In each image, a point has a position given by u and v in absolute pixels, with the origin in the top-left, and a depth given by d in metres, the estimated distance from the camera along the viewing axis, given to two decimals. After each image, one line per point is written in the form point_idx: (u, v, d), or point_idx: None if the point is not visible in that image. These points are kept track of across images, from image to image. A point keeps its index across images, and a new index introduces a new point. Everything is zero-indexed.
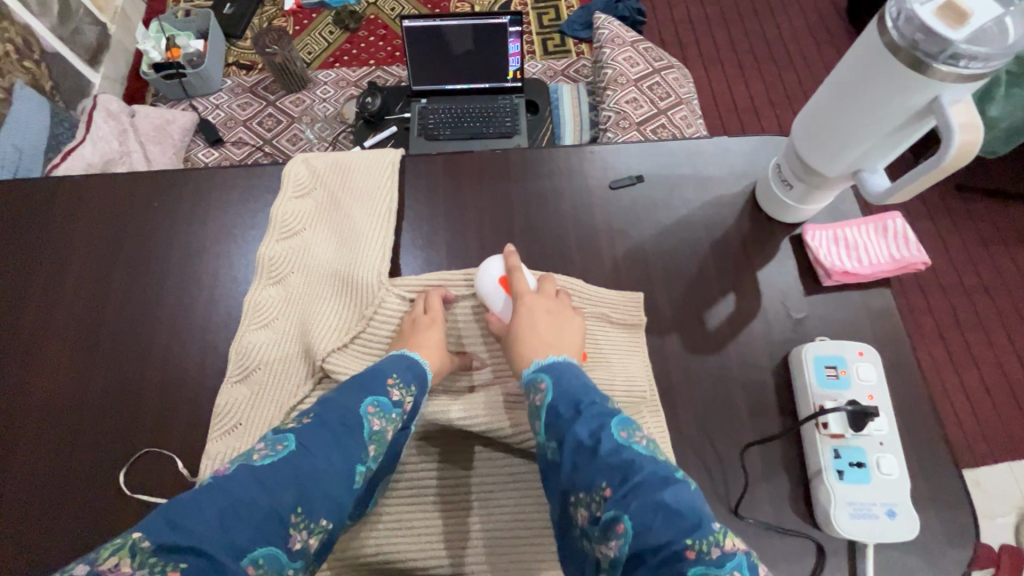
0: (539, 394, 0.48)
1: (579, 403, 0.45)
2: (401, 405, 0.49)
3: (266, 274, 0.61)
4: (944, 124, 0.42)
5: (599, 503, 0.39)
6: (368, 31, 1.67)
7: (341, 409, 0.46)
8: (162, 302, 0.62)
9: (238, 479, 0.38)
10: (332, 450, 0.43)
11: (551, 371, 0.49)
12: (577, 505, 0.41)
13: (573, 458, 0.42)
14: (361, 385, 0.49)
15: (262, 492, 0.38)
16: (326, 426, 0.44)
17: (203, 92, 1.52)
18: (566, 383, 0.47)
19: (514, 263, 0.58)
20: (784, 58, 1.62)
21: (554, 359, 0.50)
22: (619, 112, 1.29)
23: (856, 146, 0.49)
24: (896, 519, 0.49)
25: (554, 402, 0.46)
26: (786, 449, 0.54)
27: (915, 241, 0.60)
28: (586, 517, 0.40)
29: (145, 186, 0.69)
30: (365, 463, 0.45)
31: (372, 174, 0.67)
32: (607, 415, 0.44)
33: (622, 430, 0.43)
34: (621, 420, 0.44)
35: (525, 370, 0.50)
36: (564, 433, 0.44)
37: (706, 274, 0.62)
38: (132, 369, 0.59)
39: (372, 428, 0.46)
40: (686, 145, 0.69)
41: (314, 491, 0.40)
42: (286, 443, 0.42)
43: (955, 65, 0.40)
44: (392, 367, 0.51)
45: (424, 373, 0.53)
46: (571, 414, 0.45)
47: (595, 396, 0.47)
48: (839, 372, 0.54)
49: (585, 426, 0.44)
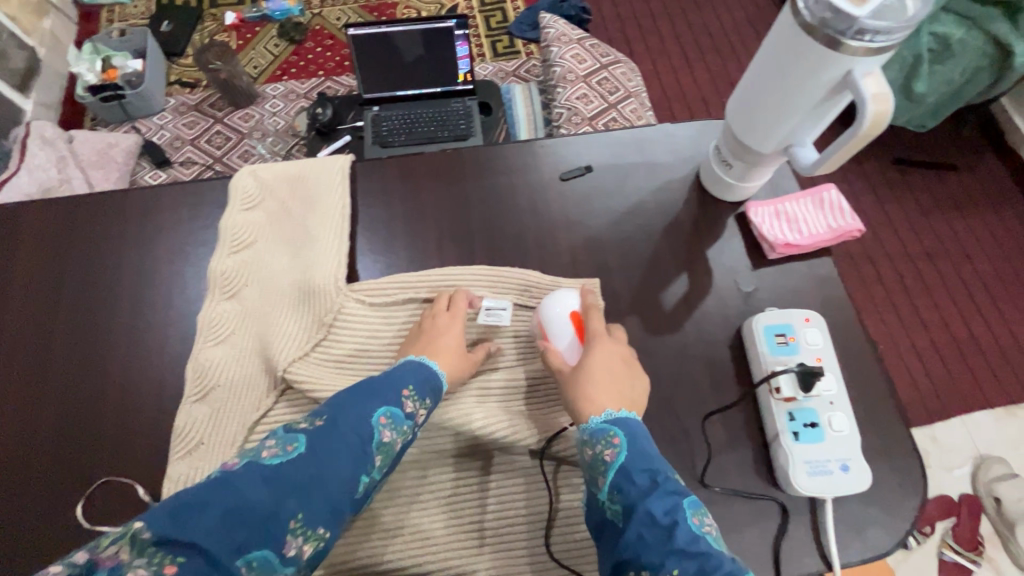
0: (610, 448, 0.47)
1: (656, 474, 0.45)
2: (414, 417, 0.49)
3: (220, 290, 0.60)
4: (858, 96, 0.45)
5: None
6: (314, 42, 1.65)
7: (354, 416, 0.45)
8: (112, 327, 0.60)
9: (244, 476, 0.38)
10: (339, 457, 0.42)
11: (623, 427, 0.48)
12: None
13: (640, 530, 0.42)
14: (377, 391, 0.48)
15: (267, 493, 0.38)
16: (337, 431, 0.44)
17: (145, 113, 1.47)
18: (639, 448, 0.47)
19: (591, 302, 0.57)
20: (725, 47, 1.69)
21: (625, 414, 0.49)
22: (571, 108, 1.32)
23: (785, 122, 0.51)
24: (850, 472, 0.52)
25: (627, 464, 0.45)
26: (746, 417, 0.56)
27: (850, 210, 0.63)
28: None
29: (84, 209, 0.66)
30: (371, 474, 0.44)
31: (323, 181, 0.66)
32: (681, 495, 0.44)
33: (693, 515, 0.43)
34: (692, 502, 0.44)
35: (595, 418, 0.49)
36: (635, 502, 0.43)
37: (659, 256, 0.64)
38: (84, 399, 0.57)
39: (381, 438, 0.46)
40: (632, 135, 0.71)
41: (318, 495, 0.40)
42: (295, 445, 0.42)
43: (863, 40, 0.43)
44: (409, 377, 0.51)
45: (438, 385, 0.53)
46: (646, 485, 0.44)
47: (669, 469, 0.46)
48: (788, 339, 0.57)
49: (661, 502, 0.43)
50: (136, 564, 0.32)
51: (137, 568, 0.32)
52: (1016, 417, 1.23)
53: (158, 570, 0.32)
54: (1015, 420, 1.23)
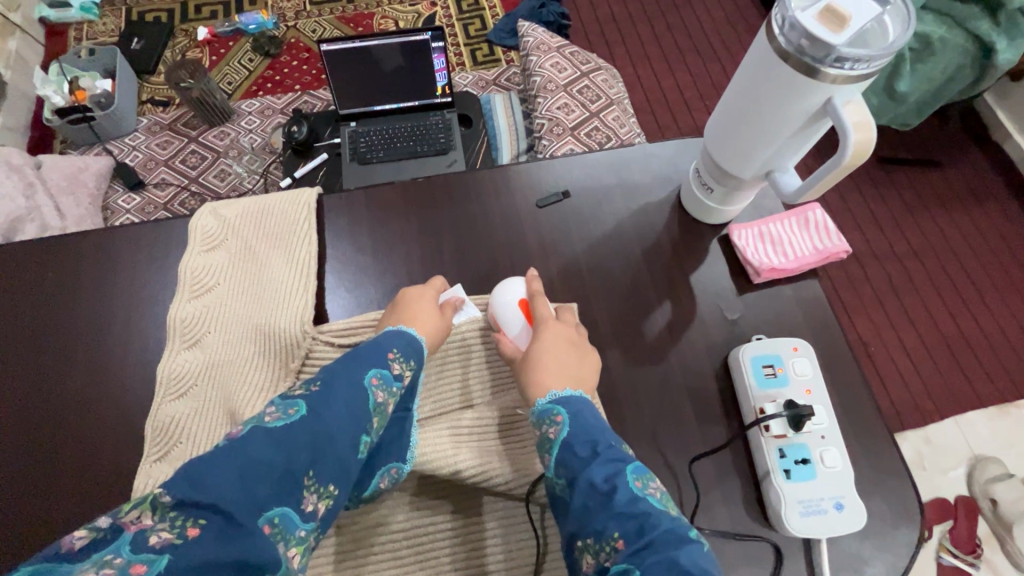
0: (553, 427, 0.46)
1: (597, 443, 0.44)
2: (401, 379, 0.48)
3: (181, 338, 0.57)
4: (839, 124, 0.42)
5: (610, 553, 0.37)
6: (290, 56, 1.62)
7: (348, 377, 0.43)
8: (67, 377, 0.57)
9: (255, 438, 0.35)
10: (344, 414, 0.40)
11: (568, 405, 0.47)
12: (584, 549, 0.39)
13: (583, 500, 0.41)
14: (364, 356, 0.47)
15: (280, 452, 0.35)
16: (334, 391, 0.41)
17: (116, 134, 1.43)
18: (584, 421, 0.46)
19: (536, 288, 0.57)
20: (708, 49, 1.67)
21: (571, 393, 0.48)
22: (552, 118, 1.29)
23: (766, 147, 0.49)
24: (845, 511, 0.50)
25: (570, 439, 0.44)
26: (735, 453, 0.54)
27: (834, 230, 0.61)
28: (593, 564, 0.38)
29: (36, 252, 0.63)
30: (370, 433, 0.42)
31: (287, 218, 0.63)
32: (624, 462, 0.43)
33: (636, 479, 0.41)
34: (636, 468, 0.42)
35: (540, 400, 0.48)
36: (577, 473, 0.42)
37: (640, 283, 0.61)
38: (37, 457, 0.54)
39: (376, 399, 0.44)
40: (609, 155, 0.69)
41: (327, 452, 0.37)
42: (297, 408, 0.39)
43: (841, 68, 0.40)
44: (392, 341, 0.50)
45: (420, 348, 0.52)
46: (587, 454, 0.43)
47: (613, 437, 0.45)
48: (776, 370, 0.54)
49: (601, 470, 0.42)
50: (159, 529, 0.29)
51: (159, 532, 0.29)
52: (1008, 416, 1.22)
53: (181, 533, 0.29)
54: (1008, 419, 1.22)
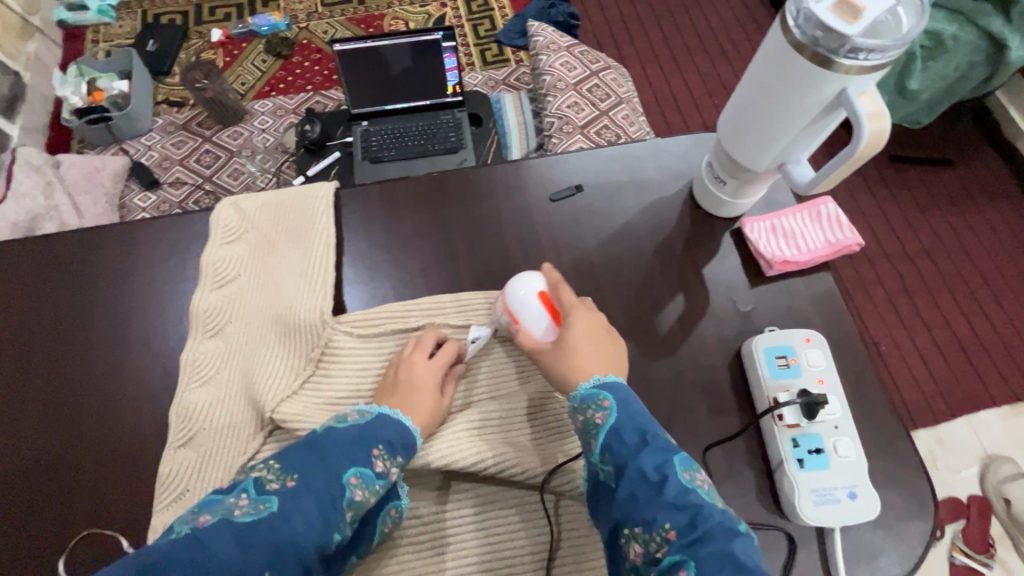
0: (599, 412, 0.47)
1: (645, 433, 0.45)
2: (386, 477, 0.47)
3: (202, 328, 0.58)
4: (853, 114, 0.43)
5: (661, 543, 0.40)
6: (302, 57, 1.64)
7: (326, 474, 0.43)
8: (91, 368, 0.59)
9: (214, 535, 0.37)
10: (313, 512, 0.41)
11: (614, 392, 0.48)
12: (631, 538, 0.41)
13: (631, 489, 0.42)
14: (350, 445, 0.46)
15: (239, 548, 0.37)
16: (307, 490, 0.42)
17: (132, 134, 1.46)
18: (630, 410, 0.47)
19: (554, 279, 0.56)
20: (716, 49, 1.67)
21: (613, 379, 0.50)
22: (562, 117, 1.30)
23: (780, 139, 0.49)
24: (858, 500, 0.50)
25: (619, 426, 0.46)
26: (747, 444, 0.54)
27: (848, 224, 0.62)
28: (641, 554, 0.40)
29: (61, 247, 0.64)
30: (341, 532, 0.43)
31: (306, 211, 0.64)
32: (672, 453, 0.44)
33: (685, 471, 0.43)
34: (683, 460, 0.44)
35: (582, 385, 0.50)
36: (625, 462, 0.44)
37: (652, 277, 0.62)
38: (65, 444, 0.55)
39: (352, 497, 0.44)
40: (621, 151, 0.69)
41: (287, 553, 0.38)
42: (267, 504, 0.40)
43: (856, 58, 0.41)
44: (382, 432, 0.49)
45: (413, 442, 0.50)
46: (636, 444, 0.44)
47: (658, 428, 0.47)
48: (789, 361, 0.55)
49: (651, 460, 0.43)
50: None
51: None
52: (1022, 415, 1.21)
53: None
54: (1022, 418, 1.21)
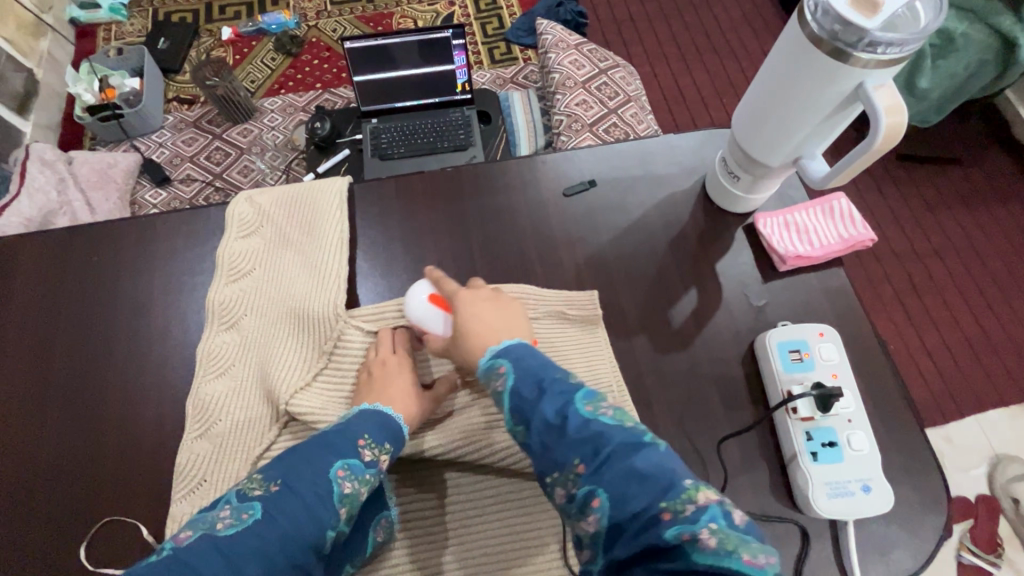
0: (499, 379, 0.45)
1: (542, 381, 0.43)
2: (376, 465, 0.47)
3: (219, 321, 0.59)
4: (871, 108, 0.43)
5: (574, 479, 0.38)
6: (311, 55, 1.65)
7: (309, 473, 0.43)
8: (111, 359, 0.59)
9: (203, 554, 0.37)
10: (299, 514, 0.41)
11: (509, 354, 0.46)
12: (555, 483, 0.40)
13: (541, 439, 0.41)
14: (330, 443, 0.46)
15: (224, 565, 0.37)
16: (295, 492, 0.42)
17: (143, 131, 1.47)
18: (524, 364, 0.45)
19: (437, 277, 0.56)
20: (725, 47, 1.67)
21: (508, 342, 0.48)
22: (571, 115, 1.30)
23: (796, 133, 0.50)
24: (872, 493, 0.50)
25: (516, 385, 0.44)
26: (761, 437, 0.54)
27: (861, 219, 0.62)
28: (564, 495, 0.39)
29: (80, 240, 0.65)
30: (336, 527, 0.43)
31: (320, 206, 0.65)
32: (572, 390, 0.43)
33: (587, 404, 0.41)
34: (584, 393, 0.42)
35: (480, 360, 0.48)
36: (529, 414, 0.42)
37: (665, 272, 0.62)
38: (85, 434, 0.56)
39: (342, 490, 0.44)
40: (633, 147, 0.70)
41: (278, 557, 0.39)
42: (252, 511, 0.40)
43: (874, 52, 0.41)
44: (362, 426, 0.48)
45: (398, 429, 0.50)
46: (534, 394, 0.43)
47: (558, 370, 0.45)
48: (803, 355, 0.55)
49: (550, 404, 0.42)
50: None
51: None
52: None
53: None
54: None
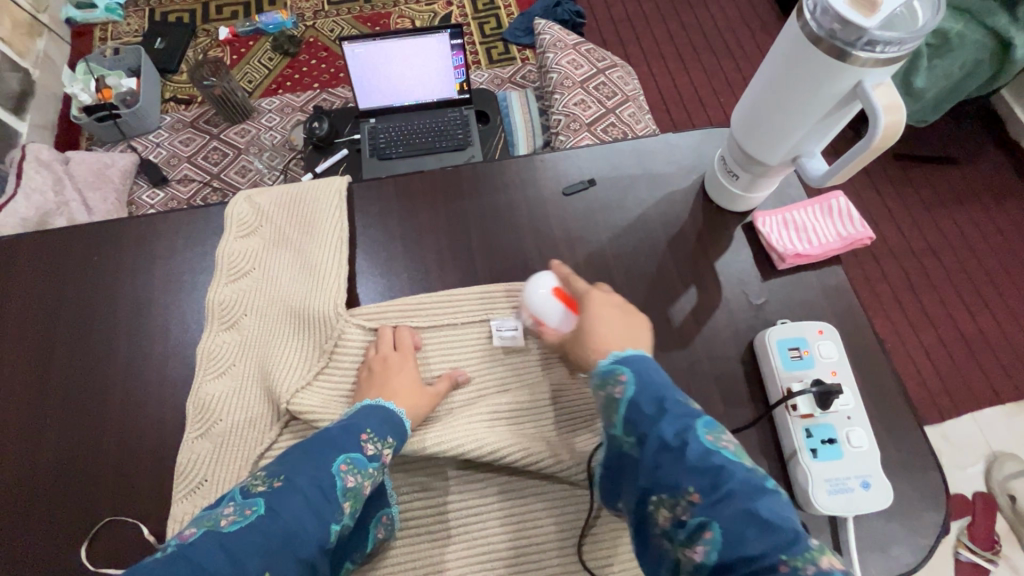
0: (618, 386, 0.44)
1: (664, 400, 0.42)
2: (377, 459, 0.47)
3: (218, 321, 0.59)
4: (869, 106, 0.44)
5: (687, 506, 0.38)
6: (309, 55, 1.64)
7: (312, 469, 0.43)
8: (111, 359, 0.59)
9: (204, 550, 0.37)
10: (303, 510, 0.41)
11: (630, 365, 0.45)
12: (658, 504, 0.40)
13: (655, 458, 0.40)
14: (334, 439, 0.46)
15: (228, 562, 0.37)
16: (297, 488, 0.42)
17: (140, 132, 1.46)
18: (648, 379, 0.44)
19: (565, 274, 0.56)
20: (722, 47, 1.67)
21: (631, 352, 0.47)
22: (569, 114, 1.30)
23: (795, 132, 0.50)
24: (872, 489, 0.50)
25: (636, 398, 0.43)
26: (761, 433, 0.55)
27: (859, 217, 0.62)
28: (670, 518, 0.39)
29: (79, 240, 0.65)
30: (340, 521, 0.43)
31: (320, 206, 0.65)
32: (692, 417, 0.42)
33: (707, 434, 0.41)
34: (707, 422, 0.42)
35: (601, 362, 0.47)
36: (646, 431, 0.42)
37: (665, 270, 0.63)
38: (85, 433, 0.56)
39: (346, 484, 0.44)
40: (632, 145, 0.70)
41: (282, 552, 0.39)
42: (254, 507, 0.40)
43: (872, 51, 0.41)
44: (366, 421, 0.49)
45: (400, 423, 0.51)
46: (654, 411, 0.42)
47: (676, 391, 0.44)
48: (802, 352, 0.55)
49: (671, 426, 0.41)
50: None
51: None
52: None
53: None
54: None
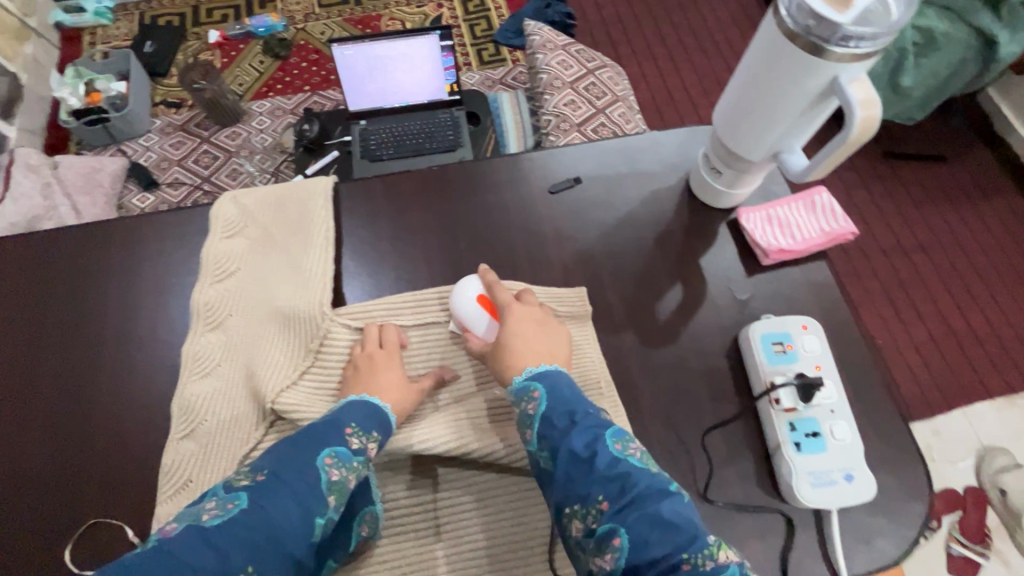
0: (532, 403, 0.48)
1: (575, 413, 0.46)
2: (362, 453, 0.47)
3: (204, 321, 0.59)
4: (845, 102, 0.44)
5: (596, 515, 0.41)
6: (299, 57, 1.64)
7: (296, 464, 0.43)
8: (97, 361, 0.59)
9: (187, 544, 0.37)
10: (288, 503, 0.41)
11: (544, 381, 0.49)
12: (572, 515, 0.42)
13: (567, 470, 0.43)
14: (319, 434, 0.46)
15: (212, 556, 0.37)
16: (281, 482, 0.42)
17: (130, 135, 1.46)
18: (561, 394, 0.48)
19: (491, 280, 0.58)
20: (712, 47, 1.68)
21: (545, 367, 0.51)
22: (559, 115, 1.31)
23: (774, 128, 0.50)
24: (854, 482, 0.51)
25: (550, 412, 0.47)
26: (747, 428, 0.55)
27: (841, 212, 0.63)
28: (581, 529, 0.42)
29: (64, 243, 0.65)
30: (326, 515, 0.43)
31: (306, 206, 0.65)
32: (603, 428, 0.46)
33: (614, 443, 0.45)
34: (616, 432, 0.46)
35: (517, 378, 0.50)
36: (558, 443, 0.45)
37: (652, 267, 0.63)
38: (70, 436, 0.56)
39: (330, 478, 0.44)
40: (619, 144, 0.70)
41: (268, 547, 0.39)
42: (237, 501, 0.40)
43: (847, 46, 0.42)
44: (351, 416, 0.49)
45: (386, 418, 0.51)
46: (566, 425, 0.45)
47: (586, 405, 0.48)
48: (786, 347, 0.56)
49: (581, 438, 0.45)
50: None
51: None
52: (1017, 406, 1.22)
53: None
54: (1017, 409, 1.22)
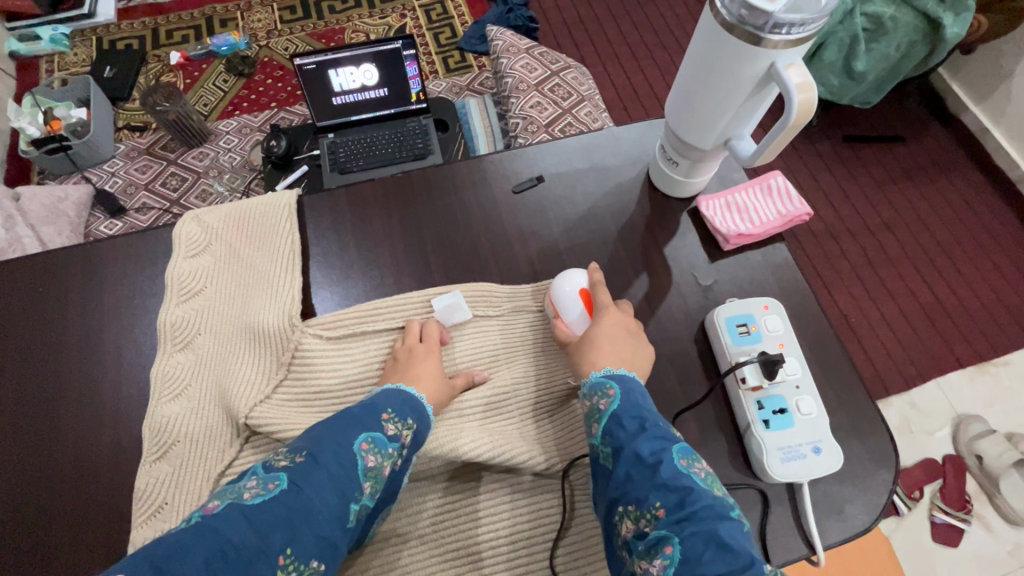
0: (604, 399, 0.48)
1: (644, 421, 0.46)
2: (398, 439, 0.48)
3: (171, 342, 0.59)
4: (784, 86, 0.46)
5: (650, 520, 0.41)
6: (264, 74, 1.63)
7: (334, 447, 0.44)
8: (64, 389, 0.58)
9: (228, 520, 0.37)
10: (326, 484, 0.41)
11: (621, 382, 0.49)
12: (624, 515, 0.42)
13: (628, 470, 0.43)
14: (357, 419, 0.47)
15: (253, 534, 0.37)
16: (318, 464, 0.42)
17: (94, 162, 1.43)
18: (634, 400, 0.48)
19: (597, 279, 0.58)
20: (673, 44, 1.72)
21: (624, 372, 0.51)
22: (526, 117, 1.32)
23: (720, 117, 0.52)
24: (822, 454, 0.52)
25: (619, 412, 0.47)
26: (717, 410, 0.56)
27: (797, 194, 0.64)
28: (633, 530, 0.41)
29: (23, 274, 0.64)
30: (360, 501, 0.43)
31: (269, 221, 0.65)
32: (672, 441, 0.45)
33: (682, 459, 0.44)
34: (681, 448, 0.45)
35: (594, 374, 0.51)
36: (623, 444, 0.45)
37: (617, 259, 0.64)
38: (38, 467, 0.55)
39: (367, 464, 0.45)
40: (578, 141, 0.72)
41: (305, 528, 0.39)
42: (278, 481, 0.40)
43: (781, 33, 0.44)
44: (388, 402, 0.50)
45: (420, 406, 0.52)
46: (634, 428, 0.45)
47: (660, 417, 0.47)
48: (750, 328, 0.57)
49: (648, 444, 0.44)
50: None
51: None
52: (987, 375, 1.26)
53: None
54: (987, 377, 1.26)
